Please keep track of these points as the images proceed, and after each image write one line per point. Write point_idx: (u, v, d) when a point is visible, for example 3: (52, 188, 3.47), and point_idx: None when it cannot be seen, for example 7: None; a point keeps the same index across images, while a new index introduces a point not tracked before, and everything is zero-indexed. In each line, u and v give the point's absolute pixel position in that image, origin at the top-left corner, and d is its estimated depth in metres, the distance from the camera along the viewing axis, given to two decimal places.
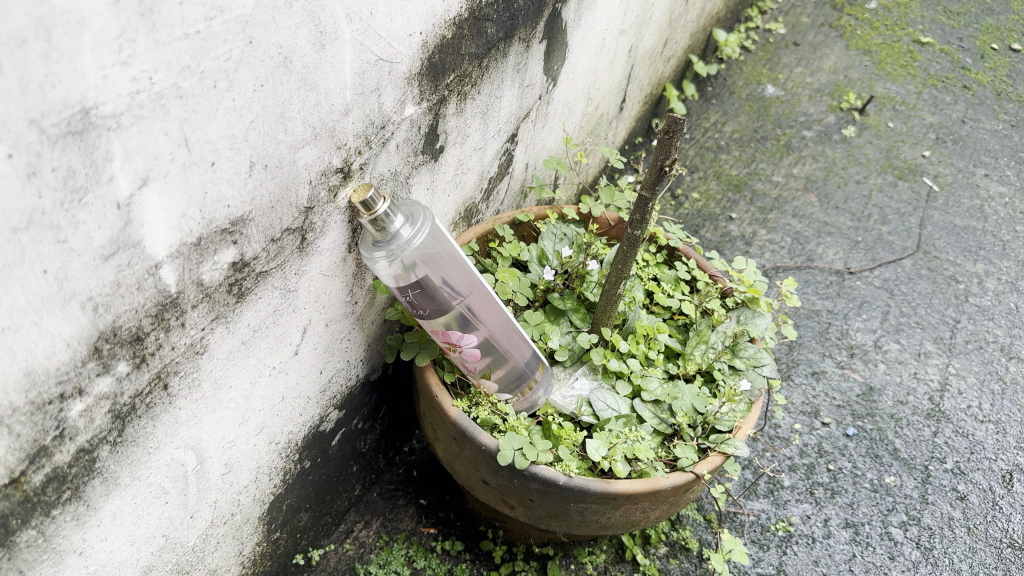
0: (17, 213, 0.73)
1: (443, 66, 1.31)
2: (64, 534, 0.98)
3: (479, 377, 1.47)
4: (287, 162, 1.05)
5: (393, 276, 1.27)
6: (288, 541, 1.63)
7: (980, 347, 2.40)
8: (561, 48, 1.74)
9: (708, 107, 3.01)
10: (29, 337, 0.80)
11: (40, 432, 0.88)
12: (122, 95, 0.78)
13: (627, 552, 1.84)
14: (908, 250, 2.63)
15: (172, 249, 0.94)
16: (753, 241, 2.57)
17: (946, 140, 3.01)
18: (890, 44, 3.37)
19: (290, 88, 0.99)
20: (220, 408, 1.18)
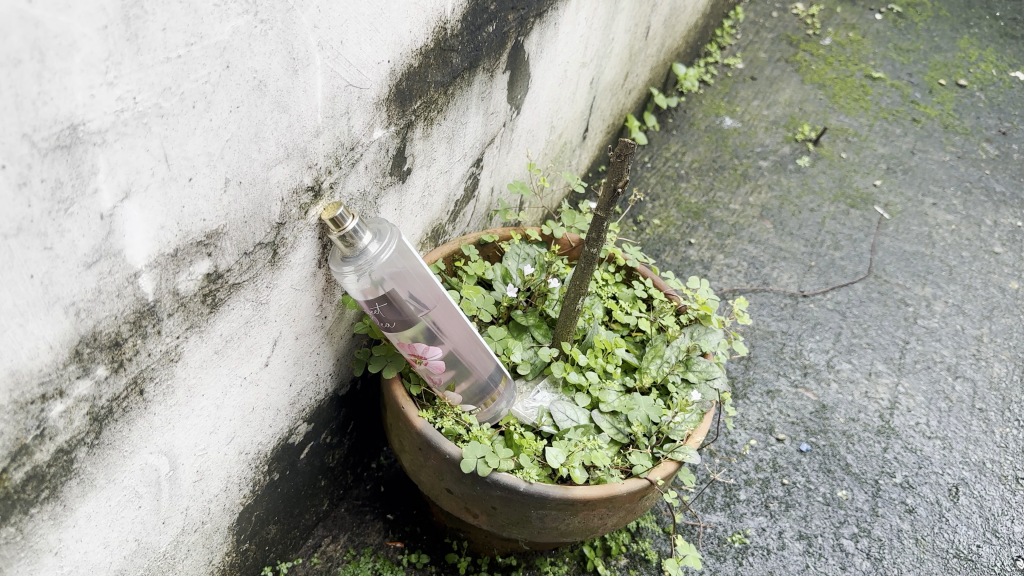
0: (8, 220, 0.78)
1: (410, 93, 1.39)
2: (42, 533, 1.02)
3: (444, 389, 1.53)
4: (261, 179, 1.12)
5: (364, 290, 1.33)
6: (257, 553, 1.66)
7: (928, 366, 2.50)
8: (524, 79, 1.82)
9: (669, 137, 3.12)
10: (15, 338, 0.85)
11: (22, 431, 0.92)
12: (107, 113, 0.84)
13: (588, 563, 1.89)
14: (860, 274, 2.74)
15: (151, 259, 1.00)
16: (711, 265, 2.67)
17: (896, 170, 3.15)
18: (843, 79, 3.52)
19: (264, 110, 1.06)
20: (193, 415, 1.23)
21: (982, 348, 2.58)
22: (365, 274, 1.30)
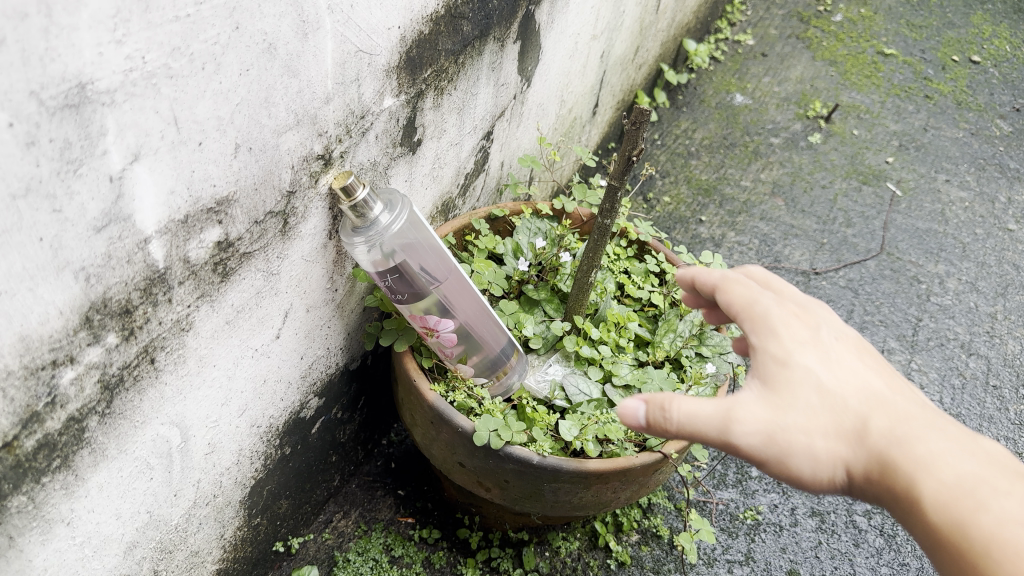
0: (16, 179, 0.77)
1: (420, 61, 1.36)
2: (53, 503, 1.01)
3: (456, 363, 1.52)
4: (271, 145, 1.10)
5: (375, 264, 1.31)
6: (268, 528, 1.66)
7: (941, 344, 2.48)
8: (534, 50, 1.80)
9: (679, 114, 3.09)
10: (25, 302, 0.84)
11: (33, 398, 0.91)
12: (116, 72, 0.83)
13: (600, 539, 1.89)
14: (872, 251, 2.72)
15: (161, 225, 0.98)
16: (722, 243, 2.65)
17: (908, 147, 3.11)
18: (855, 55, 3.48)
19: (274, 74, 1.04)
20: (204, 386, 1.22)
21: (996, 325, 2.56)
22: (376, 246, 1.28)
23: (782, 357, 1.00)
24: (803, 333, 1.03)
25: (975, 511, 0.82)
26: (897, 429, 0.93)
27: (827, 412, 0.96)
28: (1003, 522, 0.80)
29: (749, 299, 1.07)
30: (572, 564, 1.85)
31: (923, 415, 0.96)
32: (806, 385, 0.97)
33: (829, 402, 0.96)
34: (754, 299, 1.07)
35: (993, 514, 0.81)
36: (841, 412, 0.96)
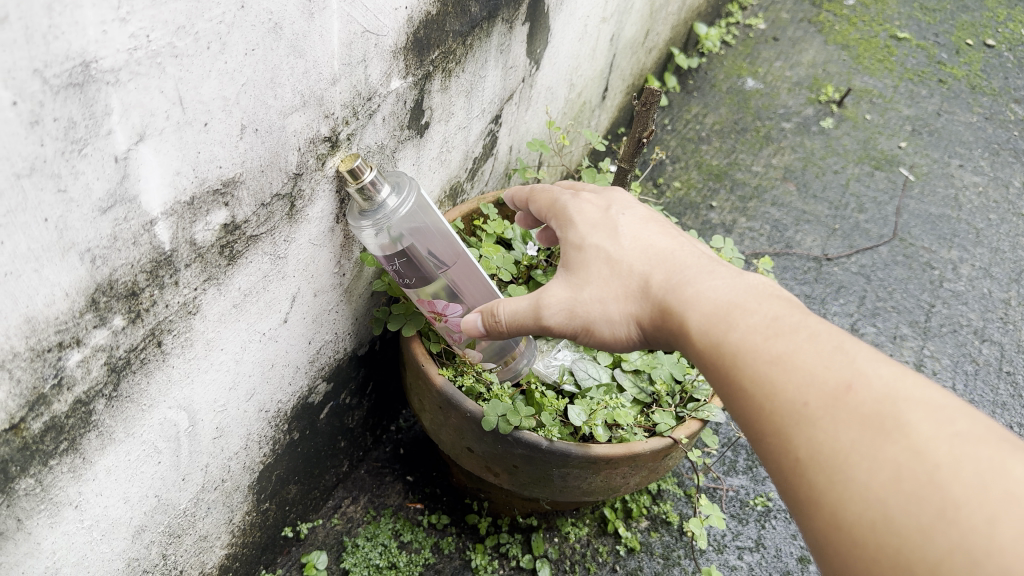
0: (21, 159, 0.76)
1: (427, 42, 1.35)
2: (61, 486, 1.01)
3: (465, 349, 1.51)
4: (277, 127, 1.09)
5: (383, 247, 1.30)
6: (277, 513, 1.66)
7: (954, 330, 2.46)
8: (543, 32, 1.78)
9: (690, 99, 3.06)
10: (30, 284, 0.83)
11: (39, 380, 0.91)
12: (121, 51, 0.82)
13: (609, 525, 1.88)
14: (885, 237, 2.69)
15: (167, 206, 0.97)
16: (733, 229, 2.63)
17: (921, 131, 3.08)
18: (867, 39, 3.44)
19: (280, 54, 1.03)
20: (212, 370, 1.21)
21: (1010, 311, 2.54)
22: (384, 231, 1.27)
23: (580, 243, 1.20)
24: (595, 215, 1.23)
25: (727, 330, 0.94)
26: (671, 275, 1.09)
27: (616, 278, 1.14)
28: (747, 335, 0.92)
29: (557, 201, 1.30)
30: (582, 549, 1.84)
31: (701, 262, 1.10)
32: (597, 260, 1.17)
33: (616, 269, 1.15)
34: (560, 205, 1.28)
35: (739, 329, 0.93)
36: (628, 276, 1.13)
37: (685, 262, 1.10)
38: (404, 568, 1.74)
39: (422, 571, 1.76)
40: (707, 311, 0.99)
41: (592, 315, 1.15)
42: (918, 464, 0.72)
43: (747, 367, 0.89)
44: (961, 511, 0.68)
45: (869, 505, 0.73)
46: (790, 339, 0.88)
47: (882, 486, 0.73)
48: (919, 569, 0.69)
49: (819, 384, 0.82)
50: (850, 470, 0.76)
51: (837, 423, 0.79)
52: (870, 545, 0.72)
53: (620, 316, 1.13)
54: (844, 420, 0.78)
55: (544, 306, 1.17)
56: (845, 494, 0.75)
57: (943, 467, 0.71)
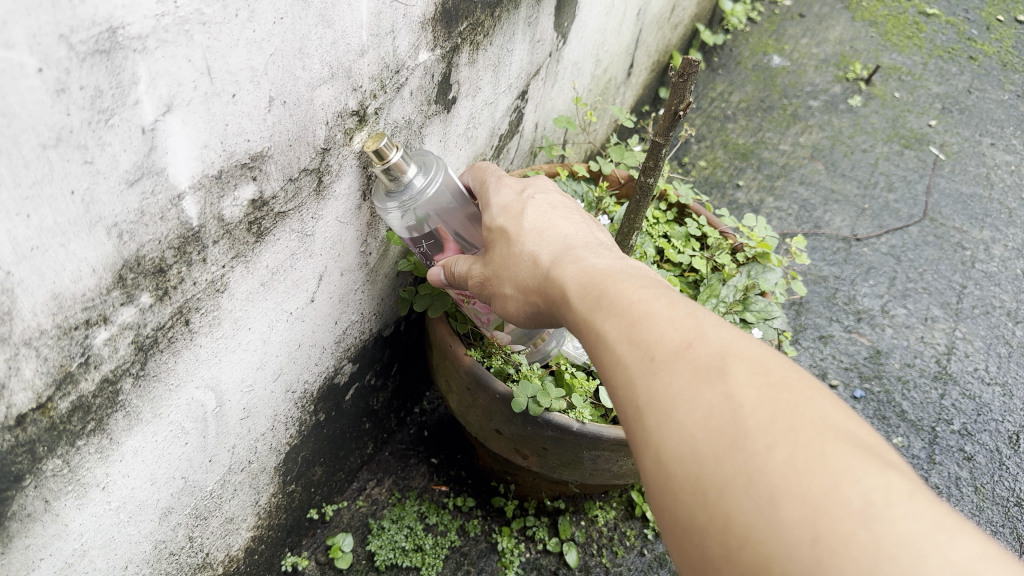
0: (46, 129, 0.73)
1: (456, 13, 1.31)
2: (89, 467, 0.99)
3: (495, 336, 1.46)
4: (305, 100, 1.06)
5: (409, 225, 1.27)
6: (303, 495, 1.64)
7: (987, 312, 2.41)
8: (571, 5, 1.74)
9: (715, 77, 3.01)
10: (57, 259, 0.81)
11: (66, 358, 0.88)
12: (148, 17, 0.78)
13: (637, 509, 1.85)
14: (915, 217, 2.64)
15: (194, 180, 0.95)
16: (760, 208, 2.58)
17: (952, 109, 3.00)
18: (895, 16, 3.37)
19: (309, 23, 1.00)
20: (239, 349, 1.19)
21: None
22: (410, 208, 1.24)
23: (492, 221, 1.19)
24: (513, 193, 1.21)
25: (597, 293, 0.91)
26: (561, 250, 1.05)
27: (513, 249, 1.12)
28: (614, 295, 0.88)
29: (485, 179, 1.29)
30: (609, 533, 1.82)
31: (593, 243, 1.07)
32: (501, 235, 1.15)
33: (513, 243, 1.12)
34: (488, 187, 1.26)
35: (609, 291, 0.89)
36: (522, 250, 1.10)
37: (577, 241, 1.07)
38: (430, 551, 1.72)
39: (448, 554, 1.74)
40: (578, 283, 0.97)
41: (495, 286, 1.16)
42: (727, 404, 0.70)
43: (601, 323, 0.86)
44: (754, 442, 0.66)
45: (680, 440, 0.70)
46: (648, 300, 0.84)
47: (694, 424, 0.70)
48: (711, 496, 0.67)
49: (662, 338, 0.78)
50: (668, 408, 0.73)
51: (675, 373, 0.75)
52: (678, 483, 0.70)
53: (516, 289, 1.12)
54: (675, 368, 0.75)
55: (471, 273, 1.21)
56: (665, 435, 0.72)
57: (748, 407, 0.68)
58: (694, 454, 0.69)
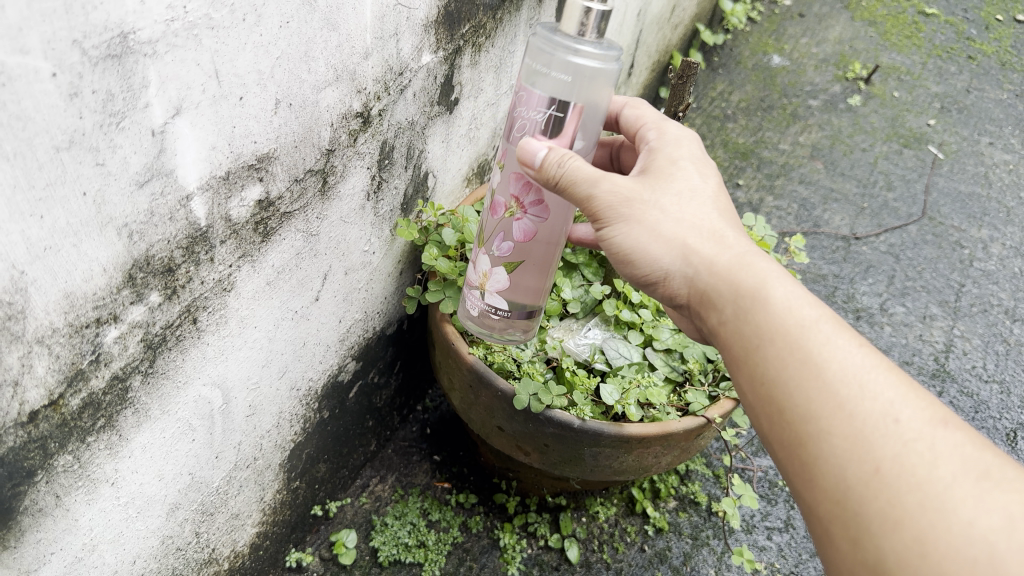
0: (60, 132, 0.75)
1: (458, 16, 1.33)
2: (99, 463, 1.01)
3: (477, 287, 1.34)
4: (310, 102, 1.08)
5: (541, 76, 1.09)
6: (307, 492, 1.66)
7: (984, 310, 2.43)
8: (571, 7, 1.76)
9: (715, 77, 3.03)
10: (69, 259, 0.83)
11: (78, 356, 0.90)
12: (158, 22, 0.80)
13: (637, 505, 1.88)
14: (914, 216, 2.65)
15: (203, 181, 0.96)
16: (760, 207, 2.60)
17: (951, 109, 3.02)
18: (895, 15, 3.38)
19: (314, 27, 1.02)
20: (245, 347, 1.21)
21: None
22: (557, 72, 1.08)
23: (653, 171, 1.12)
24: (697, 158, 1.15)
25: (814, 331, 0.90)
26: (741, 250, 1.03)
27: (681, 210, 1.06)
28: (838, 344, 0.88)
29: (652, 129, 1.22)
30: (610, 530, 1.84)
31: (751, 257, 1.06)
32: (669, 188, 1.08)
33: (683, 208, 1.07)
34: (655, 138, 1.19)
35: (827, 336, 0.89)
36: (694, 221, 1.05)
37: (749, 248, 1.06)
38: (433, 547, 1.74)
39: (451, 550, 1.75)
40: (796, 309, 0.93)
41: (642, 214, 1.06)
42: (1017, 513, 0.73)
43: (829, 369, 0.86)
44: None
45: (967, 542, 0.72)
46: (872, 365, 0.86)
47: (980, 523, 0.73)
48: None
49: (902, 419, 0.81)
50: (943, 499, 0.75)
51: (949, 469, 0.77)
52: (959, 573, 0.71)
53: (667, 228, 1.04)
54: (950, 461, 0.77)
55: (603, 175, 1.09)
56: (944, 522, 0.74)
57: None
58: (992, 562, 0.70)
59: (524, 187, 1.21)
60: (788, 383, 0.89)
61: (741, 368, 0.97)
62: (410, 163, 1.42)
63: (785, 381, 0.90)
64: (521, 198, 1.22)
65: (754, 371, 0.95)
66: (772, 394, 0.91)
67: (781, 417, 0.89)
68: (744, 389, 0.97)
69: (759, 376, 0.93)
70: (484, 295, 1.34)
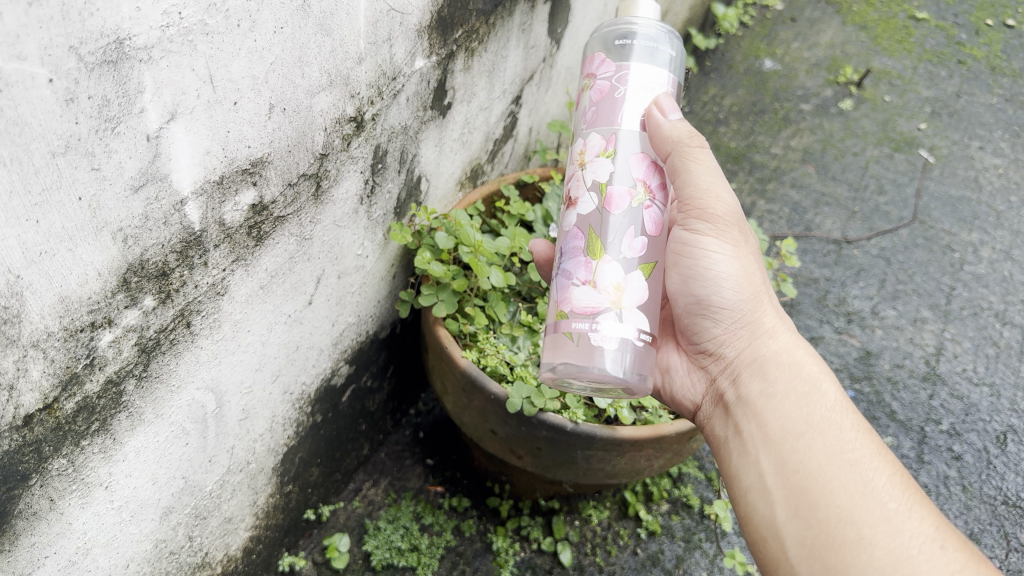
0: (56, 137, 0.76)
1: (451, 21, 1.34)
2: (93, 466, 1.01)
3: (611, 307, 1.15)
4: (304, 107, 1.09)
5: (645, 53, 1.22)
6: (300, 495, 1.66)
7: (975, 313, 2.44)
8: (564, 12, 1.76)
9: (707, 81, 3.04)
10: (64, 263, 0.83)
11: (73, 359, 0.90)
12: (153, 28, 0.81)
13: (630, 508, 1.88)
14: (905, 219, 2.67)
15: (197, 185, 0.97)
16: (752, 211, 2.61)
17: (941, 113, 3.04)
18: (886, 20, 3.40)
19: (308, 32, 1.02)
20: (238, 351, 1.21)
21: None
22: (659, 52, 1.22)
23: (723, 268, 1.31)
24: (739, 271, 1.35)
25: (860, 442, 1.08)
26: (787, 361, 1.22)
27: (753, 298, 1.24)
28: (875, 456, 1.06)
29: None
30: (603, 533, 1.84)
31: None
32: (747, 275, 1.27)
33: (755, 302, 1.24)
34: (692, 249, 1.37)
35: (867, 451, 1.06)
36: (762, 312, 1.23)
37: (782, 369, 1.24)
38: (426, 551, 1.74)
39: (444, 554, 1.76)
40: (841, 412, 1.09)
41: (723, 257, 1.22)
42: None
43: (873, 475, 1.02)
44: None
45: None
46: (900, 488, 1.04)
47: None
48: None
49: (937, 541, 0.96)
50: None
51: None
52: None
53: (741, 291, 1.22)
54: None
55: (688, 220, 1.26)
56: None
57: None
58: None
59: (649, 168, 1.21)
60: (823, 460, 1.05)
61: (773, 442, 1.11)
62: (403, 167, 1.42)
63: (819, 460, 1.05)
64: (647, 185, 1.20)
65: (788, 443, 1.09)
66: (801, 471, 1.05)
67: (806, 492, 1.03)
68: (765, 459, 1.10)
69: (791, 456, 1.07)
70: (622, 313, 1.15)
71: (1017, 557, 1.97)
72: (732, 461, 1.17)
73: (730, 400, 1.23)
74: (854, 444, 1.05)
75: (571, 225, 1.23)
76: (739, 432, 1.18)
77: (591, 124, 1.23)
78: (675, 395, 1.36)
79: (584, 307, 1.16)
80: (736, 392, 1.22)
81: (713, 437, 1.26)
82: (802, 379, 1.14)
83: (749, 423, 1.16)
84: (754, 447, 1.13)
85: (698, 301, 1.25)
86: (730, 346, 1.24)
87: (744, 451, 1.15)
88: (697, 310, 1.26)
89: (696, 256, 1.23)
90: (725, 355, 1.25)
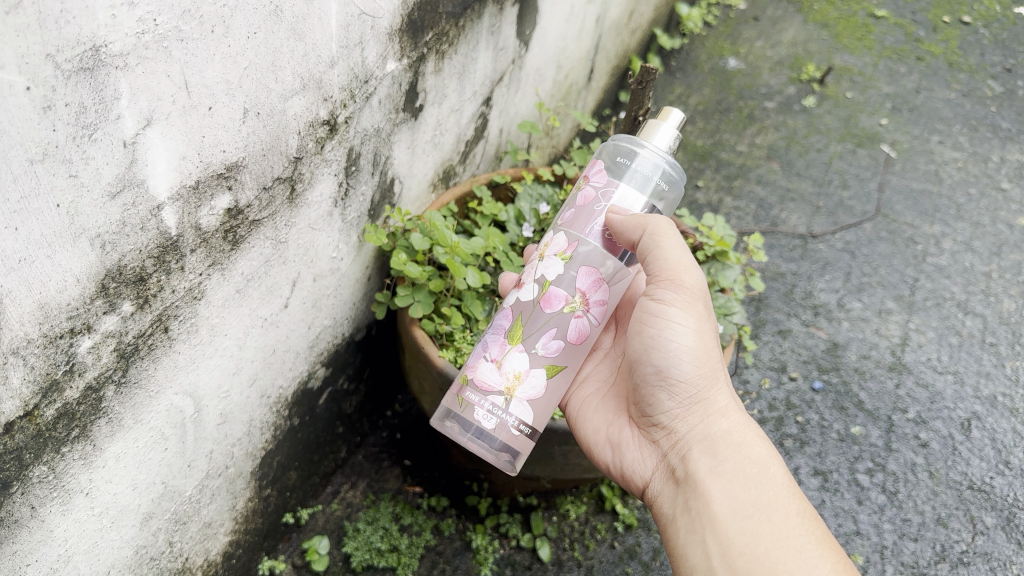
0: (34, 144, 0.76)
1: (422, 24, 1.35)
2: (73, 473, 1.01)
3: (502, 392, 1.22)
4: (278, 110, 1.10)
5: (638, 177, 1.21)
6: (278, 499, 1.66)
7: (938, 304, 2.49)
8: (532, 14, 1.78)
9: (673, 79, 3.08)
10: (43, 270, 0.84)
11: (52, 366, 0.91)
12: (129, 35, 0.82)
13: (607, 503, 1.90)
14: (868, 213, 2.72)
15: (173, 191, 0.98)
16: (720, 208, 2.65)
17: (902, 108, 3.10)
18: (846, 18, 3.46)
19: (281, 37, 1.03)
20: (216, 355, 1.22)
21: (991, 284, 2.58)
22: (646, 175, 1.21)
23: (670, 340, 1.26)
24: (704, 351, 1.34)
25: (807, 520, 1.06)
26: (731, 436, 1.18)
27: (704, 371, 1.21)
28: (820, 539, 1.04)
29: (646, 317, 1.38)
30: (581, 527, 1.87)
31: None
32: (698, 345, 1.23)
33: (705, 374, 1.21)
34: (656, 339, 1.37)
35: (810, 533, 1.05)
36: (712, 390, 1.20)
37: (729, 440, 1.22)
38: (406, 551, 1.75)
39: (423, 553, 1.77)
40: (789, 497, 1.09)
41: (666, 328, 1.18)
42: None
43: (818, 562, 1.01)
44: None
45: None
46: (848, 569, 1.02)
47: None
48: None
49: None
50: None
51: None
52: None
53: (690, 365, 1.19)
54: None
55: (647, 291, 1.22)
56: None
57: None
58: None
59: (595, 284, 1.23)
60: (771, 541, 1.04)
61: (720, 522, 1.09)
62: (376, 169, 1.43)
63: (766, 541, 1.04)
64: (587, 298, 1.23)
65: (736, 522, 1.07)
66: (748, 553, 1.04)
67: None
68: (712, 538, 1.08)
69: (738, 537, 1.06)
70: (510, 402, 1.22)
71: (983, 540, 2.03)
72: (678, 539, 1.14)
73: (679, 476, 1.20)
74: (799, 529, 1.05)
75: (507, 304, 1.28)
76: (688, 509, 1.14)
77: (565, 223, 1.26)
78: (625, 471, 1.31)
79: (479, 382, 1.24)
80: (685, 469, 1.19)
81: (660, 512, 1.22)
82: (752, 462, 1.13)
83: (698, 500, 1.13)
84: (701, 525, 1.11)
85: (654, 372, 1.21)
86: (682, 422, 1.21)
87: (691, 528, 1.12)
88: (653, 382, 1.22)
89: (652, 328, 1.20)
90: (675, 431, 1.22)
